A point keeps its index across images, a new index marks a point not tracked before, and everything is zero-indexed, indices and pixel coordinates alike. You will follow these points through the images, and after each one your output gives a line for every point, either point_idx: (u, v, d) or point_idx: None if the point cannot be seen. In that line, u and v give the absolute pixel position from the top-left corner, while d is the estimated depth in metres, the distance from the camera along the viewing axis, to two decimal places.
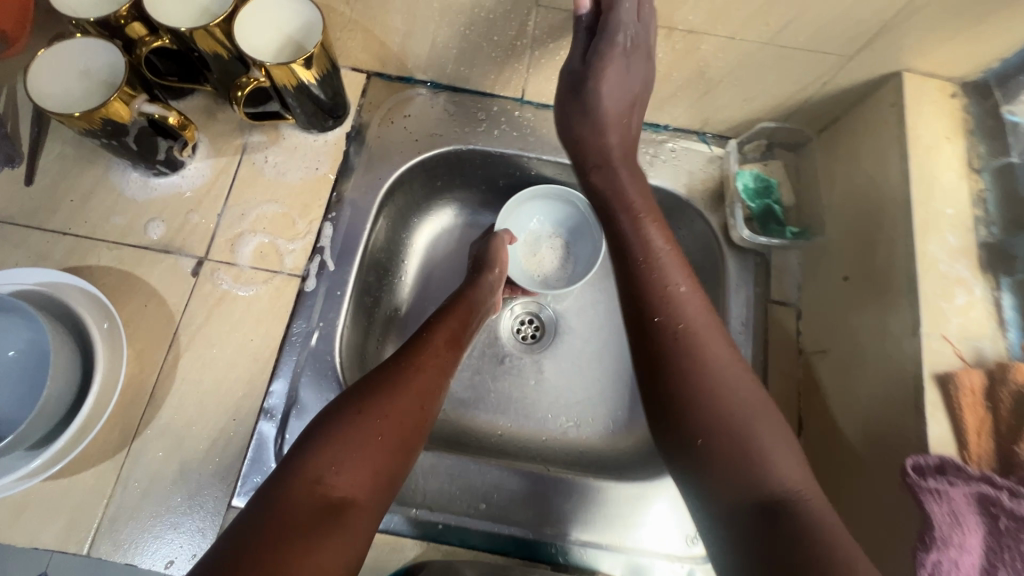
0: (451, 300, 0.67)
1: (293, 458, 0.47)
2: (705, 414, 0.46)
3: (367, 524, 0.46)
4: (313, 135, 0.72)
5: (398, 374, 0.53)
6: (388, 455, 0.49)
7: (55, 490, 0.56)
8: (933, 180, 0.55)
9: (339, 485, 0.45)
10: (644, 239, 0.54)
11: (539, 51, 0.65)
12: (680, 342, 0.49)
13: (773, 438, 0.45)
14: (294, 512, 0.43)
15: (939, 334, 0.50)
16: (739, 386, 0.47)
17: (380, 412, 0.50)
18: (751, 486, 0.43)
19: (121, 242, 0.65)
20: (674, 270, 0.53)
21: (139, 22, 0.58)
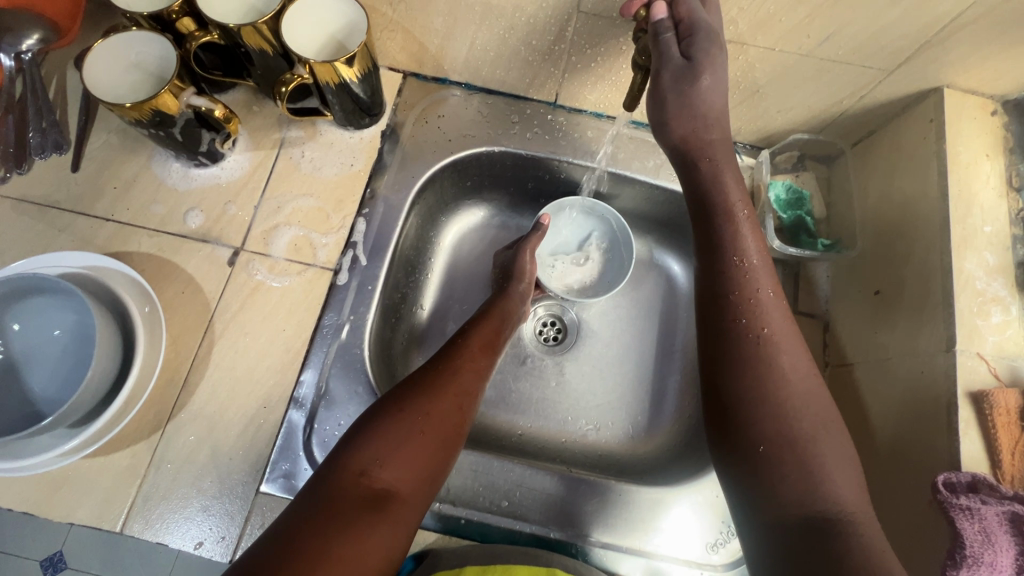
0: (484, 309, 0.68)
1: (339, 452, 0.48)
2: (770, 422, 0.45)
3: (409, 516, 0.47)
4: (349, 132, 0.73)
5: (439, 376, 0.55)
6: (431, 453, 0.50)
7: (91, 469, 0.58)
8: (971, 197, 0.55)
9: (382, 477, 0.47)
10: (741, 241, 0.52)
11: (576, 57, 0.66)
12: (760, 346, 0.48)
13: (838, 457, 0.44)
14: (339, 501, 0.44)
15: (974, 352, 0.50)
16: (812, 403, 0.46)
17: (422, 410, 0.51)
18: (801, 498, 0.42)
19: (161, 230, 0.67)
20: (764, 275, 0.51)
21: (189, 17, 0.60)
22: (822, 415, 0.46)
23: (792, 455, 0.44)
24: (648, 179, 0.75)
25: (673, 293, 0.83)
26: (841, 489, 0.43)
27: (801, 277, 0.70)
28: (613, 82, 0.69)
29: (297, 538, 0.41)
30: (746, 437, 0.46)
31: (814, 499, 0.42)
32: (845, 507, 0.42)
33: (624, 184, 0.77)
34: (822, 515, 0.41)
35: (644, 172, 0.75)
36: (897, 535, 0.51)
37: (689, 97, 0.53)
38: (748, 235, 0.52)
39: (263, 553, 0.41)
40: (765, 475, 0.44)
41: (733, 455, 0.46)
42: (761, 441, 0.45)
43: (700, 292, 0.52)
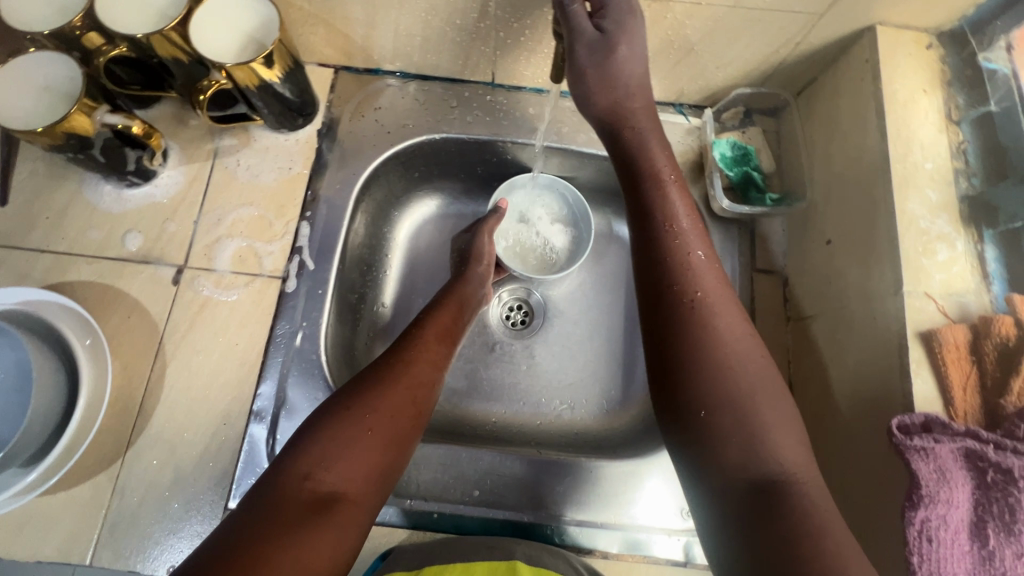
0: (439, 297, 0.66)
1: (284, 456, 0.47)
2: (711, 387, 0.44)
3: (361, 517, 0.46)
4: (283, 135, 0.71)
5: (388, 371, 0.54)
6: (382, 449, 0.49)
7: (53, 505, 0.57)
8: (910, 135, 0.54)
9: (328, 480, 0.46)
10: (669, 205, 0.52)
11: (504, 33, 0.64)
12: (695, 309, 0.47)
13: (778, 420, 0.44)
14: (282, 509, 0.43)
15: (922, 292, 0.49)
16: (752, 364, 0.46)
17: (370, 407, 0.50)
18: (744, 463, 0.42)
19: (100, 256, 0.65)
20: (694, 238, 0.51)
21: (94, 32, 0.56)
22: (761, 376, 0.45)
23: (734, 418, 0.43)
24: (595, 151, 0.73)
25: None
26: (784, 450, 0.42)
27: (757, 234, 0.69)
28: (547, 55, 0.67)
29: (233, 549, 0.40)
30: (687, 405, 0.45)
31: (758, 462, 0.42)
32: (787, 470, 0.41)
33: (573, 159, 0.75)
34: (764, 480, 0.41)
35: (590, 144, 0.73)
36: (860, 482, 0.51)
37: (608, 70, 0.52)
38: (677, 203, 0.52)
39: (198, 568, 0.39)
40: (708, 441, 0.43)
41: (677, 423, 0.45)
42: (701, 406, 0.44)
43: (636, 259, 0.52)
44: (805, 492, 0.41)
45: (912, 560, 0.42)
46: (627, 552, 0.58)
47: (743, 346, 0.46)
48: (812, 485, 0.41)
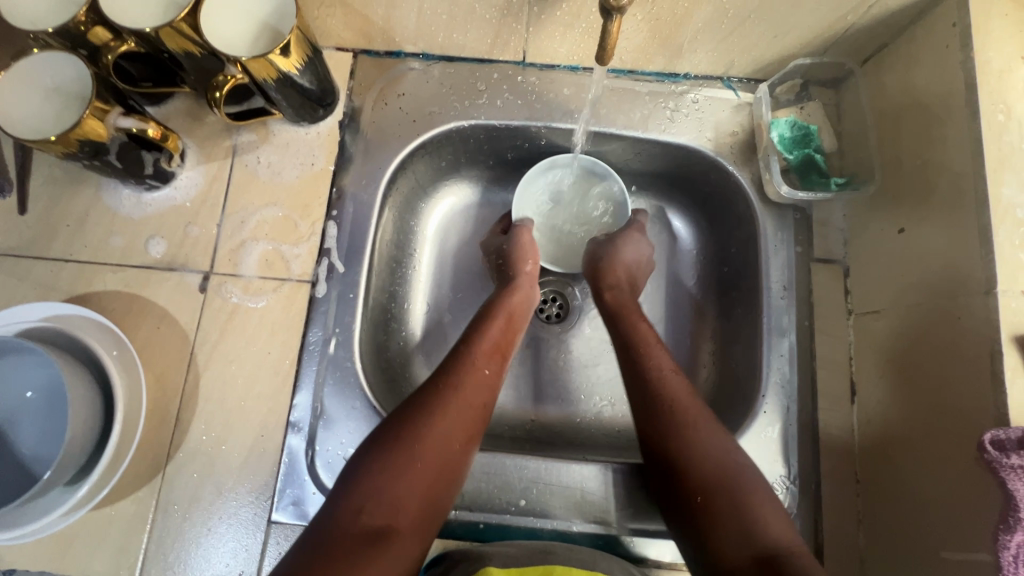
0: (488, 303, 0.63)
1: (337, 489, 0.46)
2: (707, 473, 0.48)
3: (412, 550, 0.44)
4: (304, 127, 0.67)
5: (442, 394, 0.51)
6: (434, 480, 0.47)
7: (99, 521, 0.57)
8: (1006, 109, 0.47)
9: (382, 515, 0.44)
10: (642, 344, 0.59)
11: (538, 7, 0.58)
12: (672, 412, 0.53)
13: (765, 498, 0.47)
14: (336, 545, 0.41)
15: (1018, 291, 0.44)
16: (738, 451, 0.50)
17: (423, 438, 0.48)
18: (748, 539, 0.44)
19: (124, 264, 0.63)
20: (660, 355, 0.58)
21: (100, 27, 0.52)
22: (736, 459, 0.49)
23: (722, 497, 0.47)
24: (637, 133, 0.67)
25: (680, 250, 0.74)
26: (778, 528, 0.45)
27: (815, 221, 0.64)
28: (585, 30, 0.61)
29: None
30: (688, 483, 0.49)
31: (752, 534, 0.44)
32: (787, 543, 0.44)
33: (611, 143, 0.69)
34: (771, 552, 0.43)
35: (632, 126, 0.67)
36: (938, 495, 0.48)
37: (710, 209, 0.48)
38: (661, 363, 0.57)
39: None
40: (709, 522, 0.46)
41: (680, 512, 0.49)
42: (698, 492, 0.48)
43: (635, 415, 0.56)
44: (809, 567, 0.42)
45: None
46: (681, 561, 0.57)
47: (717, 439, 0.50)
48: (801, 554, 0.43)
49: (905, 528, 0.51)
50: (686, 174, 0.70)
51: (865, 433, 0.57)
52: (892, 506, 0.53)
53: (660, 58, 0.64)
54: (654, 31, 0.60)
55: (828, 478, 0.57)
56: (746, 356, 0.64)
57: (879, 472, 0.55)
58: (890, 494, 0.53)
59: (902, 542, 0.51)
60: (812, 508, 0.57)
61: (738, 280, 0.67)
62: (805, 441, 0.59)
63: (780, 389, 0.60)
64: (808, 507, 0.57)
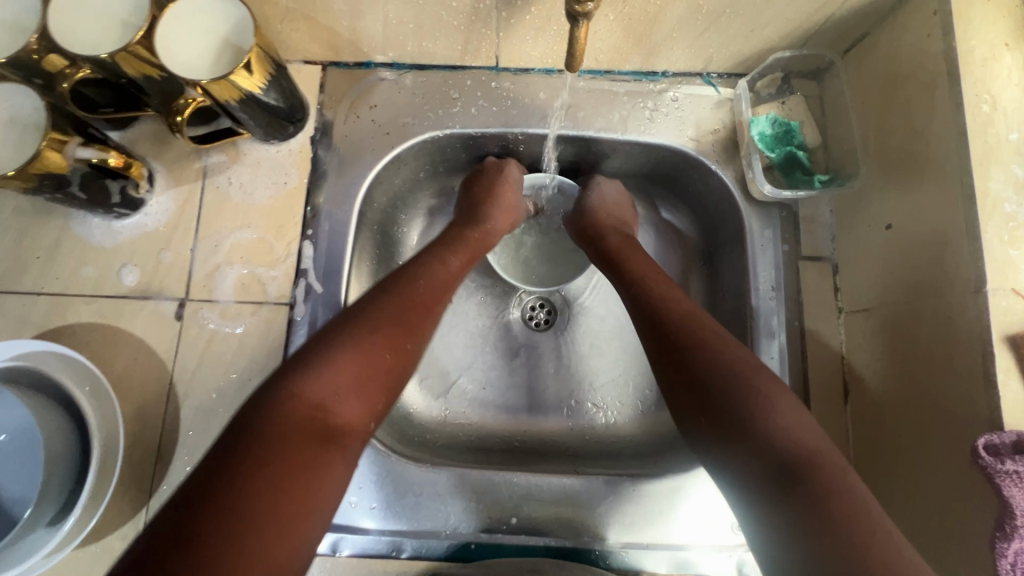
0: (453, 238, 0.61)
1: (279, 385, 0.43)
2: (716, 381, 0.46)
3: (356, 460, 0.43)
4: (274, 145, 0.66)
5: (398, 307, 0.50)
6: (381, 392, 0.46)
7: (84, 559, 0.56)
8: (991, 99, 0.46)
9: (329, 421, 0.42)
10: (652, 279, 0.56)
11: (506, 12, 0.56)
12: (679, 331, 0.50)
13: (786, 406, 0.44)
14: (277, 444, 0.39)
15: (1009, 289, 0.43)
16: (749, 359, 0.47)
17: (376, 346, 0.47)
18: (765, 445, 0.42)
19: (97, 295, 0.61)
20: (660, 282, 0.55)
21: (54, 54, 0.50)
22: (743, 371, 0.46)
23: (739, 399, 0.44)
24: (617, 134, 0.65)
25: (667, 251, 0.72)
26: (796, 431, 0.42)
27: (802, 217, 0.63)
28: (557, 32, 0.59)
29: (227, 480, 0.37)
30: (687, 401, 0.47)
31: (765, 433, 0.42)
32: (805, 450, 0.41)
33: (592, 146, 0.68)
34: (786, 459, 0.41)
35: (611, 127, 0.65)
36: (935, 498, 0.47)
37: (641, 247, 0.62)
38: (661, 286, 0.55)
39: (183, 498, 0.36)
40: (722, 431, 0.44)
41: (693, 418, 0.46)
42: (710, 403, 0.45)
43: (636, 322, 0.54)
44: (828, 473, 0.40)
45: None
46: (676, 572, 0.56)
47: (730, 360, 0.47)
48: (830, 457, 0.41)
49: (902, 531, 0.50)
50: (670, 174, 0.69)
51: (859, 434, 0.56)
52: (890, 512, 0.52)
53: (636, 56, 0.62)
54: (628, 30, 0.58)
55: None
56: None
57: (875, 475, 0.54)
58: (886, 498, 0.52)
59: None
60: None
61: (727, 280, 0.66)
62: None
63: None
64: None
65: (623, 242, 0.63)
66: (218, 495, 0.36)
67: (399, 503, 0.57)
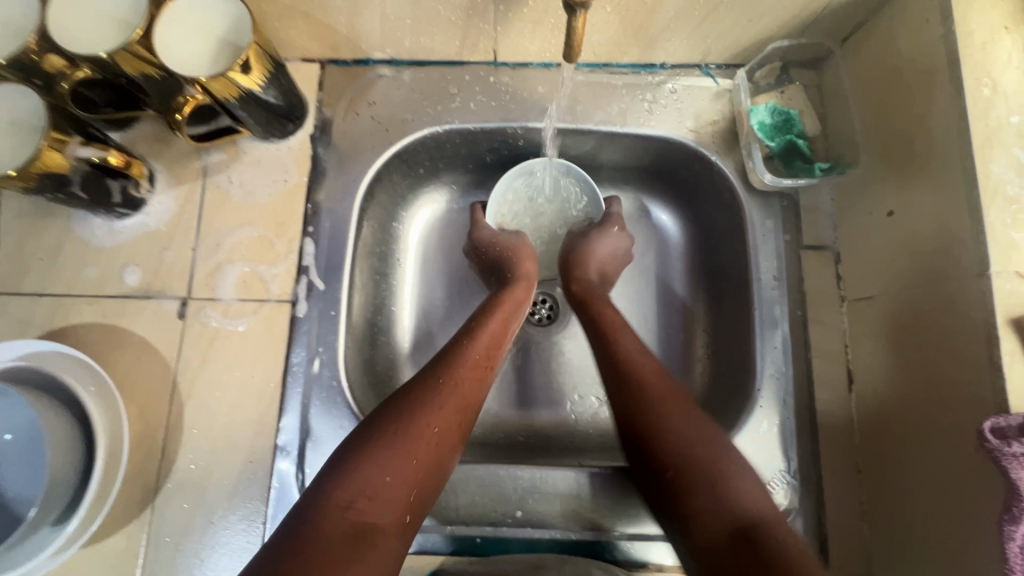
0: (481, 308, 0.61)
1: (324, 484, 0.43)
2: (674, 448, 0.47)
3: (398, 547, 0.43)
4: (274, 143, 0.66)
5: (436, 387, 0.50)
6: (424, 477, 0.46)
7: (89, 558, 0.56)
8: (991, 83, 0.46)
9: (372, 512, 0.42)
10: (620, 335, 0.57)
11: (503, 6, 0.56)
12: (643, 394, 0.51)
13: (738, 470, 0.46)
14: (325, 541, 0.39)
15: (1012, 272, 0.43)
16: (709, 428, 0.48)
17: (417, 432, 0.47)
18: (721, 513, 0.43)
19: (100, 295, 0.62)
20: (631, 338, 0.56)
21: (54, 54, 0.50)
22: (699, 439, 0.47)
23: (698, 466, 0.46)
24: (616, 128, 0.65)
25: (671, 244, 0.72)
26: (752, 497, 0.44)
27: (803, 207, 0.63)
28: (555, 26, 0.59)
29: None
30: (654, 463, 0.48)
31: (726, 500, 0.44)
32: (758, 514, 0.43)
33: (592, 141, 0.68)
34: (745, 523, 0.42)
35: (610, 121, 0.65)
36: (942, 485, 0.47)
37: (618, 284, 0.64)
38: (629, 343, 0.56)
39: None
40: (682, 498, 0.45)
41: (655, 483, 0.47)
42: (671, 466, 0.46)
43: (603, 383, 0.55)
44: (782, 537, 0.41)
45: None
46: None
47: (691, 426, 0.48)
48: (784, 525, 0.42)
49: (909, 517, 0.50)
50: (670, 166, 0.69)
51: (865, 422, 0.56)
52: (897, 500, 0.51)
53: (634, 49, 0.62)
54: (625, 22, 0.58)
55: (829, 472, 0.56)
56: (740, 349, 0.62)
57: (881, 463, 0.53)
58: (893, 486, 0.52)
59: (909, 536, 0.50)
60: (815, 503, 0.55)
61: (729, 272, 0.66)
62: (804, 434, 0.57)
63: (775, 382, 0.58)
64: (811, 502, 0.55)
65: (596, 285, 0.64)
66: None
67: None
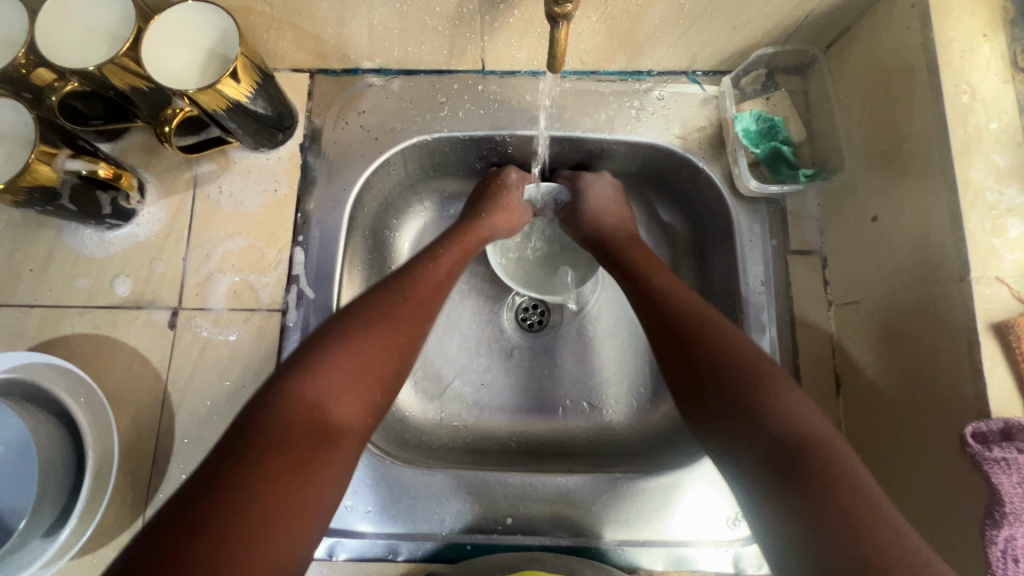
0: (448, 234, 0.63)
1: (275, 385, 0.44)
2: (723, 371, 0.47)
3: (358, 449, 0.45)
4: (264, 153, 0.66)
5: (394, 300, 0.52)
6: (381, 385, 0.48)
7: (80, 569, 0.56)
8: (970, 89, 0.46)
9: (332, 411, 0.44)
10: (654, 278, 0.57)
11: (490, 15, 0.57)
12: (688, 326, 0.51)
13: (789, 390, 0.45)
14: (285, 433, 0.41)
15: (992, 277, 0.43)
16: (755, 352, 0.48)
17: (375, 340, 0.48)
18: (766, 433, 0.43)
19: (90, 306, 0.62)
20: (662, 278, 0.57)
21: (43, 68, 0.51)
22: (750, 363, 0.47)
23: (745, 387, 0.45)
24: (606, 134, 0.66)
25: (660, 249, 0.72)
26: (798, 417, 0.43)
27: (789, 212, 0.63)
28: (541, 34, 0.60)
29: (227, 474, 0.38)
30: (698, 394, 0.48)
31: (770, 421, 0.43)
32: (810, 433, 0.42)
33: (582, 147, 0.68)
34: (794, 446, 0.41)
35: (599, 128, 0.65)
36: (927, 488, 0.47)
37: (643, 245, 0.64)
38: (668, 281, 0.56)
39: (181, 500, 0.37)
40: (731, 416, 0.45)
41: (705, 408, 0.47)
42: (715, 389, 0.47)
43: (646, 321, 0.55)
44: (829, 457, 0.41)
45: None
46: (673, 568, 0.56)
47: (738, 353, 0.48)
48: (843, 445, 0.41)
49: None
50: (659, 172, 0.69)
51: (852, 426, 0.56)
52: None
53: (621, 56, 0.63)
54: (610, 31, 0.58)
55: None
56: None
57: (868, 467, 0.54)
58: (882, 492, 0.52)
59: None
60: None
61: (717, 277, 0.66)
62: None
63: None
64: None
65: (626, 240, 0.64)
66: (223, 491, 0.37)
67: (394, 506, 0.58)
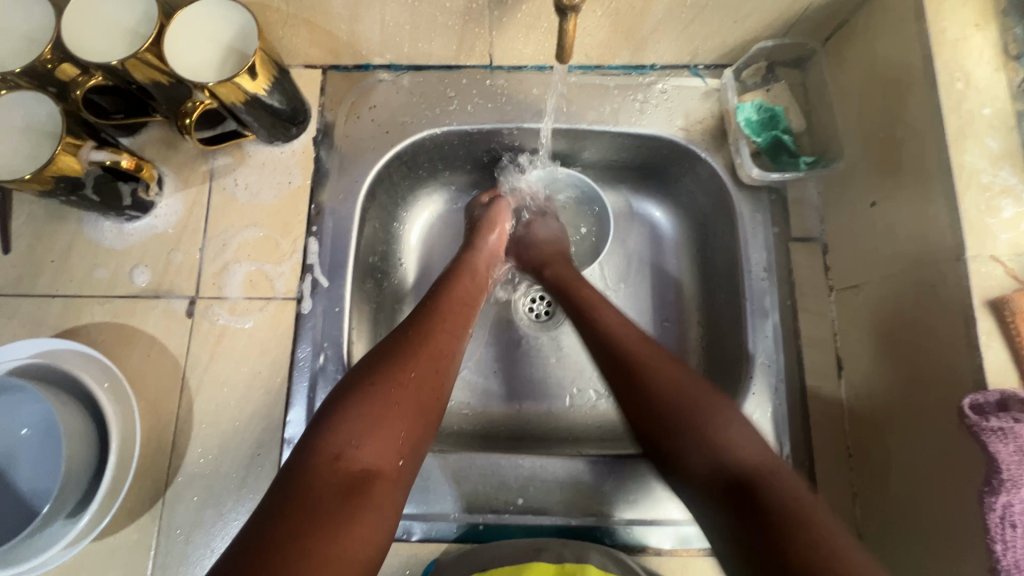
0: (448, 274, 0.63)
1: (312, 436, 0.44)
2: (668, 403, 0.48)
3: (396, 495, 0.44)
4: (278, 147, 0.68)
5: (410, 342, 0.52)
6: (410, 423, 0.47)
7: (102, 551, 0.57)
8: (963, 77, 0.48)
9: (362, 458, 0.43)
10: (604, 310, 0.58)
11: (498, 11, 0.59)
12: (629, 358, 0.52)
13: (726, 418, 0.46)
14: (317, 489, 0.40)
15: (987, 256, 0.45)
16: (691, 384, 0.49)
17: (395, 381, 0.48)
18: (716, 467, 0.44)
19: (110, 295, 0.63)
20: (612, 310, 0.58)
21: (67, 63, 0.53)
22: (683, 397, 0.48)
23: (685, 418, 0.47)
24: (610, 127, 0.67)
25: (664, 239, 0.74)
26: (747, 447, 0.44)
27: (790, 201, 0.65)
28: (548, 29, 0.62)
29: (266, 535, 0.37)
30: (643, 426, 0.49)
31: (717, 453, 0.44)
32: (757, 466, 0.43)
33: (586, 140, 0.70)
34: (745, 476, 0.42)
35: (603, 120, 0.67)
36: (929, 462, 0.48)
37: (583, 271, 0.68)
38: (612, 314, 0.57)
39: (234, 561, 0.36)
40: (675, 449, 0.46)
41: (654, 441, 0.48)
42: (660, 416, 0.47)
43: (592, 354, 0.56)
44: (779, 486, 0.42)
45: (994, 547, 0.41)
46: (681, 547, 0.57)
47: (670, 385, 0.49)
48: (784, 475, 0.43)
49: (897, 495, 0.52)
50: (662, 164, 0.71)
51: (853, 406, 0.58)
52: (886, 481, 0.53)
53: (625, 51, 0.65)
54: (615, 25, 0.60)
55: (821, 455, 0.58)
56: (733, 338, 0.64)
57: (870, 446, 0.55)
58: (884, 470, 0.53)
59: (900, 515, 0.52)
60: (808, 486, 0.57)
61: (721, 264, 0.68)
62: (796, 419, 0.59)
63: (766, 370, 0.60)
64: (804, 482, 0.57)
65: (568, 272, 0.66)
66: (262, 550, 0.36)
67: (408, 487, 0.59)
